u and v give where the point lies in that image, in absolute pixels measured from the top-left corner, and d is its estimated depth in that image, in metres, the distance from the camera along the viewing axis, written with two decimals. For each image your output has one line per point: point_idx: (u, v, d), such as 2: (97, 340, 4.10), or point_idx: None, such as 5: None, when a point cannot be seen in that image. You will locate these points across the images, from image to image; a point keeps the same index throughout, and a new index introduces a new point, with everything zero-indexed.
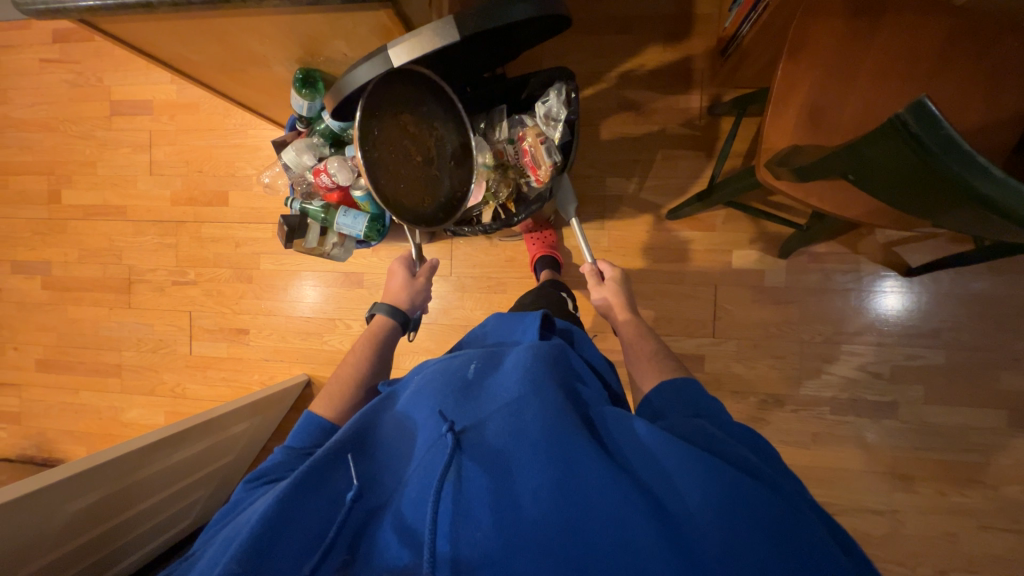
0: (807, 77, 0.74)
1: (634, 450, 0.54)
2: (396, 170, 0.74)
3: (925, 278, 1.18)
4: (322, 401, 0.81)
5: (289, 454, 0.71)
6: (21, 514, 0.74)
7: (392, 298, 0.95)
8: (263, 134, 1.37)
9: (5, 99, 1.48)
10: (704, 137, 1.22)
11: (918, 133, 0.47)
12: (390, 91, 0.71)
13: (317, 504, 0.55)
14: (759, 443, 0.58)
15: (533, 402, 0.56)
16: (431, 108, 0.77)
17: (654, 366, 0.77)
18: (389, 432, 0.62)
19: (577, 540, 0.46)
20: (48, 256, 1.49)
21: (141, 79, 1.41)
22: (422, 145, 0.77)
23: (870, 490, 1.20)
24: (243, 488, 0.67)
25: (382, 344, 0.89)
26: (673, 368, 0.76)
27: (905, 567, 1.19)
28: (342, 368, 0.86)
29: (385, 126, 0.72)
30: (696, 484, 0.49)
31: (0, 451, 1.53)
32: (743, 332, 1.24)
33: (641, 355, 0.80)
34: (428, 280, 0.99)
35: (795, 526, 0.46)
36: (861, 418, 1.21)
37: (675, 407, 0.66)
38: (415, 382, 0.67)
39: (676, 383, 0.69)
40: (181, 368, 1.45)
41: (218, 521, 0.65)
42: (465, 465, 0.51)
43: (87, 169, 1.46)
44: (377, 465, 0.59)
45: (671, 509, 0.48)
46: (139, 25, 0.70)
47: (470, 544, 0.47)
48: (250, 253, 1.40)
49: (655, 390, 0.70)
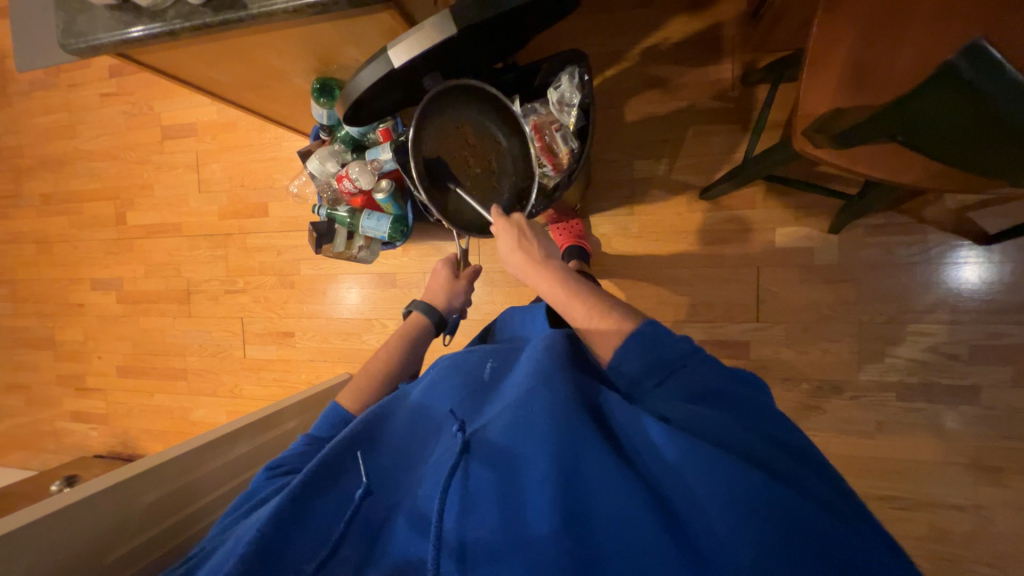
0: (848, 32, 0.67)
1: (638, 441, 0.51)
2: (452, 178, 0.79)
3: (1008, 245, 1.04)
4: (349, 395, 0.84)
5: (311, 445, 0.74)
6: (103, 505, 0.82)
7: (430, 296, 0.95)
8: (295, 145, 1.43)
9: (74, 133, 1.64)
10: (738, 108, 1.14)
11: (977, 80, 0.42)
12: (453, 102, 0.77)
13: (335, 500, 0.60)
14: (787, 429, 0.53)
15: (533, 398, 0.55)
16: (491, 122, 0.81)
17: (601, 326, 0.61)
18: (403, 429, 0.66)
19: (574, 542, 0.45)
20: (120, 273, 1.64)
21: (186, 103, 1.51)
22: (482, 158, 0.81)
23: (948, 483, 1.09)
24: (263, 475, 0.72)
25: (414, 344, 0.89)
26: (625, 319, 0.60)
27: (993, 568, 1.07)
28: (373, 362, 0.88)
29: (444, 137, 0.78)
30: (706, 482, 0.45)
31: (93, 448, 1.72)
32: (791, 315, 1.15)
33: (576, 314, 0.64)
34: (469, 284, 0.97)
35: (820, 530, 0.42)
36: (933, 404, 1.09)
37: (647, 366, 0.56)
38: (429, 377, 0.71)
39: (639, 339, 0.57)
40: (238, 371, 1.55)
41: (239, 505, 0.70)
42: (471, 464, 0.54)
43: (146, 191, 1.59)
44: (389, 462, 0.63)
45: (681, 511, 0.46)
46: (169, 53, 0.74)
47: (470, 543, 0.49)
48: (291, 260, 1.47)
49: (619, 352, 0.58)
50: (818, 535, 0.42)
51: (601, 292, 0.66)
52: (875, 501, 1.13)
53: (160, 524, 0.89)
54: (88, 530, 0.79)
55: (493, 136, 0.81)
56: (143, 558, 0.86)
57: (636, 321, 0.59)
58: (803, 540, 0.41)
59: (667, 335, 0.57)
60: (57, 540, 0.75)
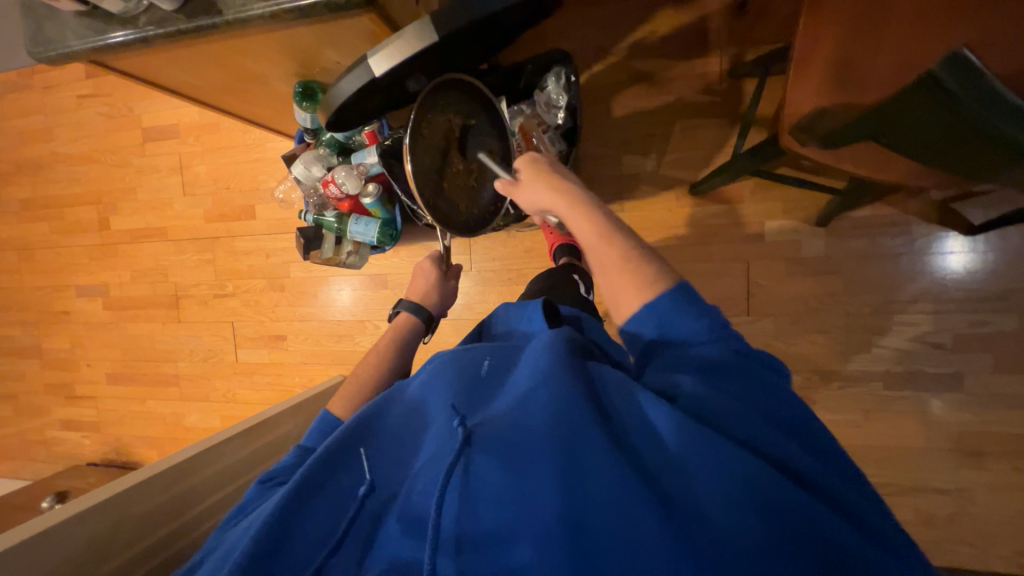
0: (831, 31, 0.67)
1: (641, 430, 0.51)
2: (440, 174, 0.75)
3: (991, 235, 1.06)
4: (339, 401, 0.82)
5: (301, 456, 0.73)
6: (100, 518, 0.81)
7: (413, 294, 0.96)
8: (280, 146, 1.40)
9: (51, 136, 1.60)
10: (726, 102, 1.14)
11: (953, 87, 0.43)
12: (449, 98, 0.75)
13: (333, 502, 0.59)
14: (797, 414, 0.52)
15: (535, 396, 0.54)
16: (482, 122, 0.80)
17: (632, 278, 0.58)
18: (398, 424, 0.64)
19: (574, 538, 0.46)
20: (105, 279, 1.61)
21: (166, 105, 1.48)
22: (467, 155, 0.79)
23: (932, 469, 1.12)
24: (254, 489, 0.71)
25: (404, 343, 0.90)
26: (655, 276, 0.57)
27: (976, 549, 1.10)
28: (363, 366, 0.86)
29: (436, 129, 0.74)
30: (707, 473, 0.46)
31: (86, 456, 1.71)
32: (780, 308, 1.17)
33: (607, 265, 0.60)
34: (454, 285, 0.99)
35: (812, 518, 0.45)
36: (919, 392, 1.12)
37: (671, 323, 0.54)
38: (425, 369, 0.69)
39: (671, 295, 0.55)
40: (230, 375, 1.54)
41: (229, 519, 0.68)
42: (472, 459, 0.52)
43: (129, 195, 1.55)
44: (385, 460, 0.61)
45: (679, 500, 0.46)
46: (145, 59, 0.72)
47: (467, 536, 0.50)
48: (280, 263, 1.46)
49: (644, 311, 0.56)
50: (806, 523, 0.44)
51: (637, 243, 0.61)
52: None
53: (152, 535, 0.88)
54: (75, 546, 0.77)
55: (479, 136, 0.80)
56: (143, 565, 0.85)
57: (671, 281, 0.57)
58: (795, 528, 0.44)
59: (697, 298, 0.55)
60: (44, 558, 0.73)
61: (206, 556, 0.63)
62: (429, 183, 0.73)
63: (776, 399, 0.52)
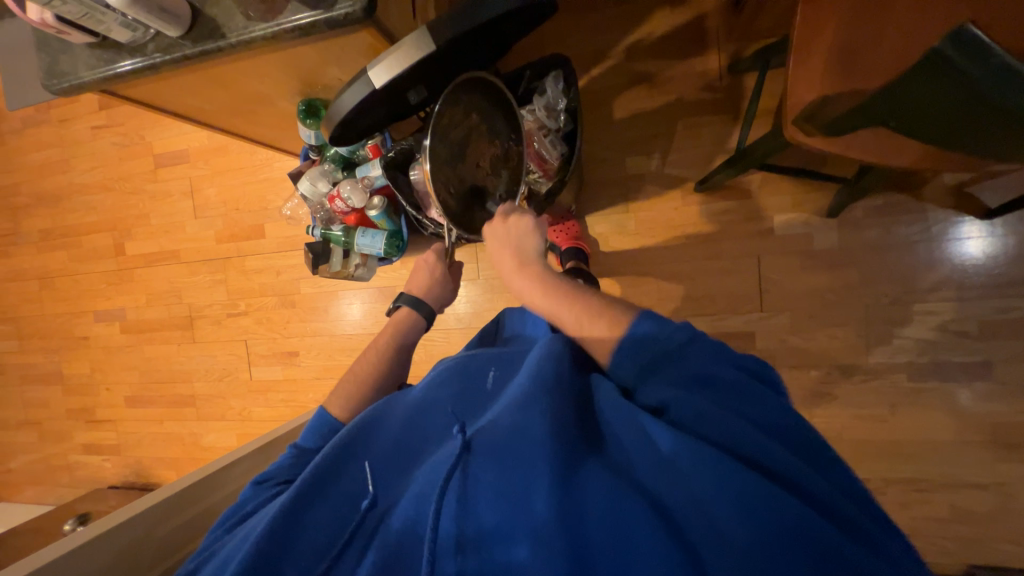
0: (828, 23, 0.67)
1: (633, 437, 0.49)
2: (454, 172, 0.73)
3: (1010, 217, 1.03)
4: (337, 399, 0.80)
5: (298, 457, 0.72)
6: (119, 539, 0.80)
7: (414, 287, 0.88)
8: (287, 165, 1.43)
9: (67, 168, 1.65)
10: (728, 98, 1.13)
11: (964, 61, 0.43)
12: (474, 98, 0.76)
13: (333, 508, 0.58)
14: (799, 426, 0.48)
15: (533, 401, 0.54)
16: (498, 125, 0.80)
17: (593, 325, 0.59)
18: (398, 432, 0.63)
19: (567, 541, 0.45)
20: (122, 303, 1.65)
21: (176, 131, 1.53)
22: (479, 156, 0.78)
23: (965, 464, 1.08)
24: (249, 489, 0.70)
25: (403, 342, 0.84)
26: (615, 315, 0.58)
27: (1018, 545, 1.06)
28: (361, 363, 0.83)
29: (455, 124, 0.74)
30: (698, 478, 0.43)
31: (107, 479, 1.72)
32: (796, 303, 1.14)
33: (568, 320, 0.62)
34: (456, 278, 0.91)
35: (827, 539, 0.39)
36: (947, 381, 1.08)
37: (631, 354, 0.54)
38: (429, 377, 0.70)
39: (627, 324, 0.56)
40: (246, 393, 1.55)
41: (224, 519, 0.68)
42: (471, 465, 0.53)
43: (143, 220, 1.59)
44: (386, 466, 0.61)
45: (674, 508, 0.45)
46: (153, 86, 0.74)
47: (469, 535, 0.50)
48: (290, 280, 1.48)
49: (613, 355, 0.56)
50: (815, 544, 0.39)
51: (599, 296, 0.62)
52: (893, 485, 1.11)
53: (175, 554, 0.86)
54: (105, 564, 0.77)
55: (495, 139, 0.80)
56: None
57: (624, 316, 0.58)
58: (798, 546, 0.39)
59: (654, 316, 0.55)
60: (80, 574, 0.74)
61: (203, 560, 0.62)
62: (445, 188, 0.71)
63: (777, 414, 0.48)
